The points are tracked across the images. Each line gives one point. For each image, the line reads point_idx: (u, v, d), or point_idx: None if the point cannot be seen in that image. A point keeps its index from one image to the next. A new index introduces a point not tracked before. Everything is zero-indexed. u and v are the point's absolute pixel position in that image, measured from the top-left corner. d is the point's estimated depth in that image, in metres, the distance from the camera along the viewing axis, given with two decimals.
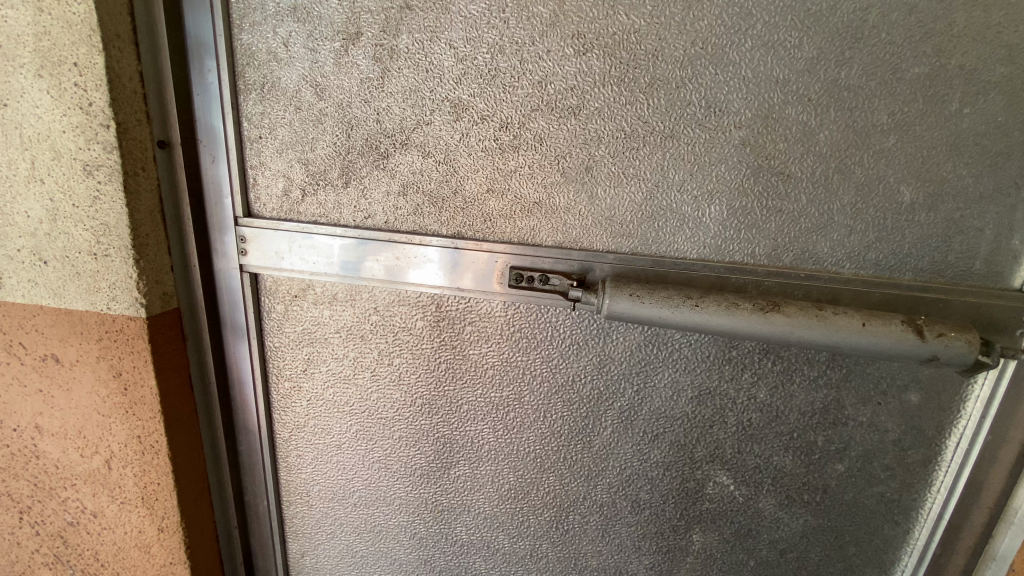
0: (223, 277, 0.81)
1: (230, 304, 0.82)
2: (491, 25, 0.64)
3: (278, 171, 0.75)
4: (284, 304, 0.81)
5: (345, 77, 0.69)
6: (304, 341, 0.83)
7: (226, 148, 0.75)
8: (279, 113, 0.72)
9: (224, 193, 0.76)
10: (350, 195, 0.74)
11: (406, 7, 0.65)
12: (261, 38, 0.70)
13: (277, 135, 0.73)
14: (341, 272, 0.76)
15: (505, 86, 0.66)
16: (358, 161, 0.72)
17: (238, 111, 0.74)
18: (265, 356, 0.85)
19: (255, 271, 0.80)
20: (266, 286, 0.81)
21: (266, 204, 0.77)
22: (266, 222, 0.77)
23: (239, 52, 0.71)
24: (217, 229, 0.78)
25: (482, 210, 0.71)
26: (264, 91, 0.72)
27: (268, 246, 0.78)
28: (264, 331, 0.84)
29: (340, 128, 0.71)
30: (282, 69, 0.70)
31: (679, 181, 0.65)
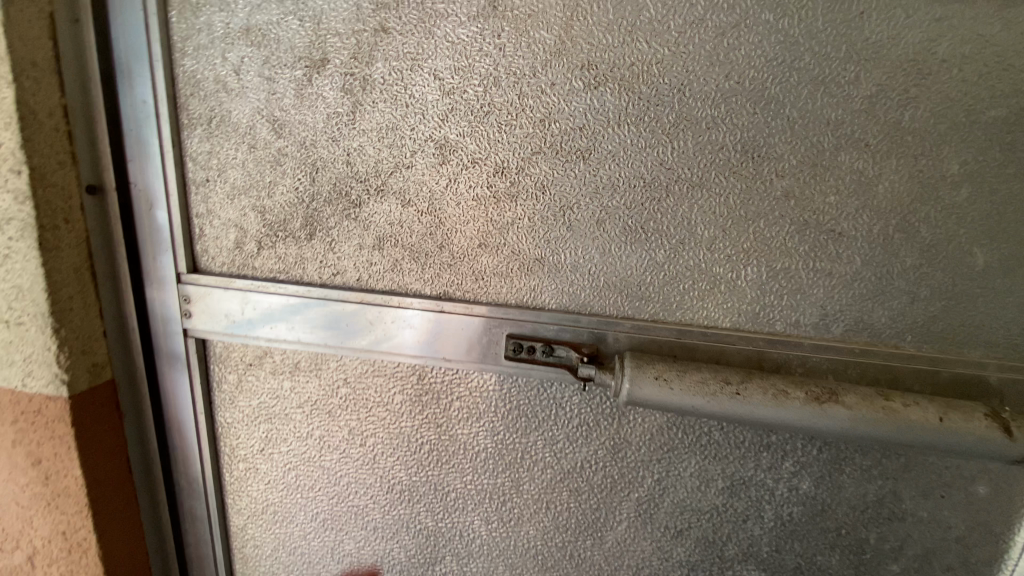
0: (164, 341, 0.68)
1: (175, 375, 0.69)
2: (483, 52, 0.53)
3: (229, 220, 0.63)
4: (238, 373, 0.68)
5: (309, 112, 0.58)
6: (262, 416, 0.70)
7: (167, 194, 0.62)
8: (230, 152, 0.60)
9: (165, 246, 0.64)
10: (315, 249, 0.62)
11: (382, 30, 0.54)
12: (207, 63, 0.58)
13: (227, 178, 0.61)
14: (304, 339, 0.64)
15: (501, 124, 0.55)
16: (325, 210, 0.61)
17: (181, 151, 0.62)
18: (216, 434, 0.72)
19: (202, 336, 0.67)
20: (216, 352, 0.68)
21: (215, 257, 0.64)
22: (217, 278, 0.64)
23: (182, 81, 0.60)
24: (158, 287, 0.66)
25: (473, 267, 0.60)
26: (212, 126, 0.60)
27: (218, 306, 0.65)
28: (215, 403, 0.71)
29: (303, 171, 0.59)
30: (233, 100, 0.59)
31: (710, 238, 0.54)
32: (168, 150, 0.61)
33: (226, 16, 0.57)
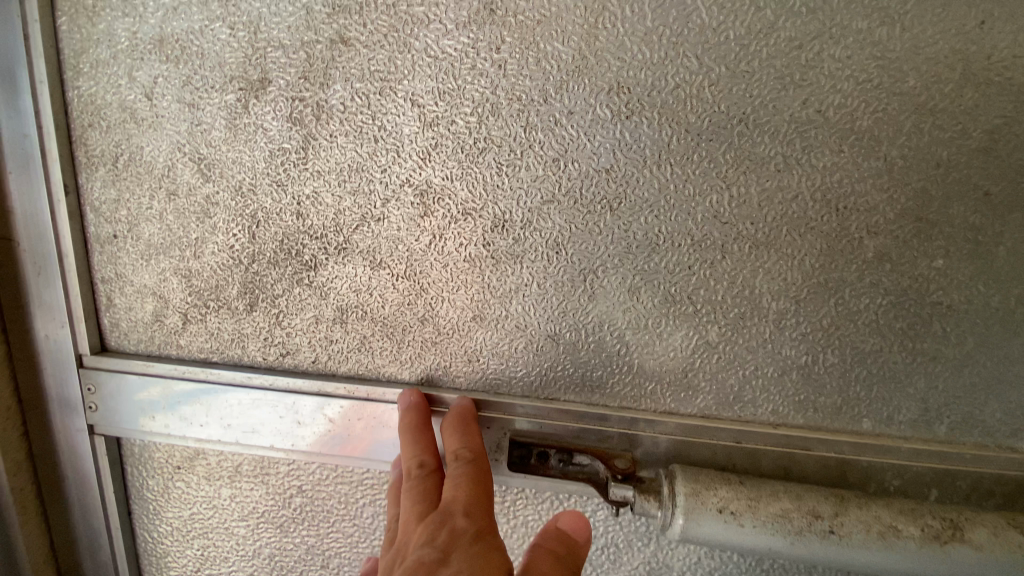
0: (62, 439, 0.52)
1: (78, 481, 0.53)
2: (477, 71, 0.40)
3: (145, 286, 0.48)
4: (163, 477, 0.53)
5: (245, 148, 0.43)
6: (196, 528, 0.55)
7: (59, 253, 0.47)
8: (143, 201, 0.46)
9: (60, 320, 0.49)
10: (258, 323, 0.48)
11: (339, 40, 0.40)
12: (110, 85, 0.44)
13: (140, 233, 0.47)
14: (243, 441, 0.49)
15: (501, 165, 0.41)
16: (269, 274, 0.46)
17: (80, 197, 0.47)
18: (138, 551, 0.56)
19: (112, 432, 0.51)
20: (135, 452, 0.53)
21: (128, 333, 0.50)
22: (129, 361, 0.49)
23: (78, 108, 0.45)
24: (51, 369, 0.50)
25: (465, 346, 0.46)
26: (118, 168, 0.46)
27: (131, 399, 0.50)
28: (130, 517, 0.55)
29: (239, 224, 0.45)
30: (146, 134, 0.44)
31: (778, 313, 0.41)
32: (60, 198, 0.46)
33: (132, 24, 0.42)
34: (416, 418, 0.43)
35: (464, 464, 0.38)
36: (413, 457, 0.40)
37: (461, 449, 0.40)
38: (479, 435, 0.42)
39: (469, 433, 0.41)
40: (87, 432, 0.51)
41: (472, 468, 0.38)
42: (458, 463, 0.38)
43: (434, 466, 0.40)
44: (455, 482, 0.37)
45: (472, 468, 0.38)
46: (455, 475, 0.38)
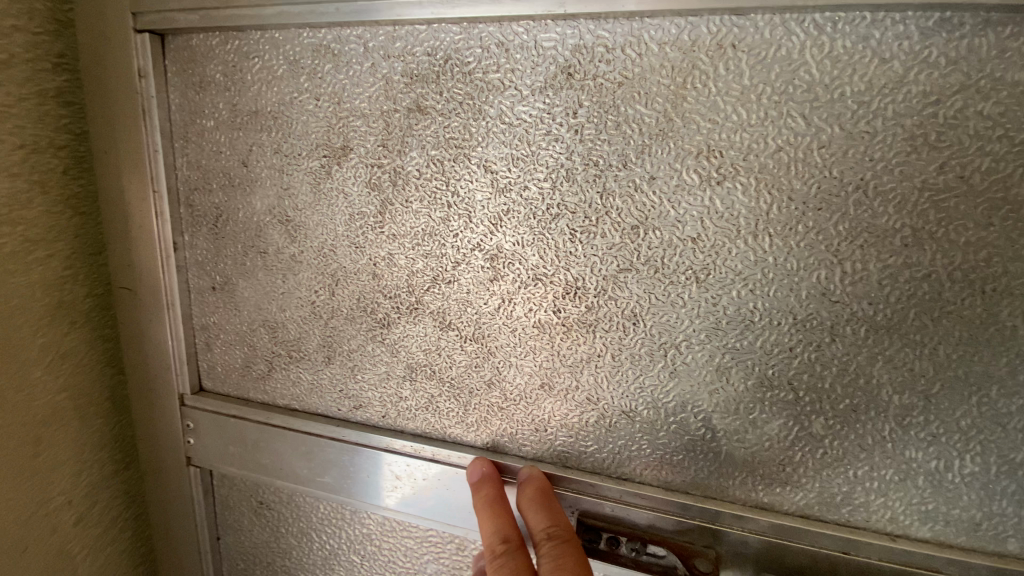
0: (164, 472, 0.56)
1: (175, 513, 0.57)
2: (553, 137, 0.38)
3: (237, 335, 0.51)
4: (247, 509, 0.56)
5: (327, 212, 0.45)
6: (272, 563, 0.57)
7: (166, 304, 0.50)
8: (237, 258, 0.49)
9: (166, 365, 0.52)
10: (334, 376, 0.49)
11: (416, 108, 0.40)
12: (211, 149, 0.47)
13: (233, 287, 0.50)
14: (319, 488, 0.51)
15: (576, 232, 0.39)
16: (345, 330, 0.47)
17: (182, 254, 0.50)
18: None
19: (204, 467, 0.55)
20: (223, 486, 0.56)
21: (222, 377, 0.53)
22: (221, 404, 0.53)
23: (183, 168, 0.48)
24: (158, 409, 0.54)
25: (534, 415, 0.43)
26: (216, 227, 0.49)
27: (222, 439, 0.53)
28: (214, 547, 0.58)
29: (319, 281, 0.47)
30: (239, 196, 0.47)
31: (900, 407, 0.35)
32: (167, 255, 0.49)
33: (229, 94, 0.45)
34: (495, 491, 0.41)
35: (556, 543, 0.36)
36: (496, 531, 0.38)
37: (551, 527, 0.38)
38: (562, 511, 0.40)
39: (555, 510, 0.39)
40: (184, 466, 0.55)
41: (566, 547, 0.36)
42: (551, 542, 0.36)
43: (519, 543, 0.38)
44: (555, 563, 0.35)
45: (568, 548, 0.36)
46: (552, 555, 0.36)
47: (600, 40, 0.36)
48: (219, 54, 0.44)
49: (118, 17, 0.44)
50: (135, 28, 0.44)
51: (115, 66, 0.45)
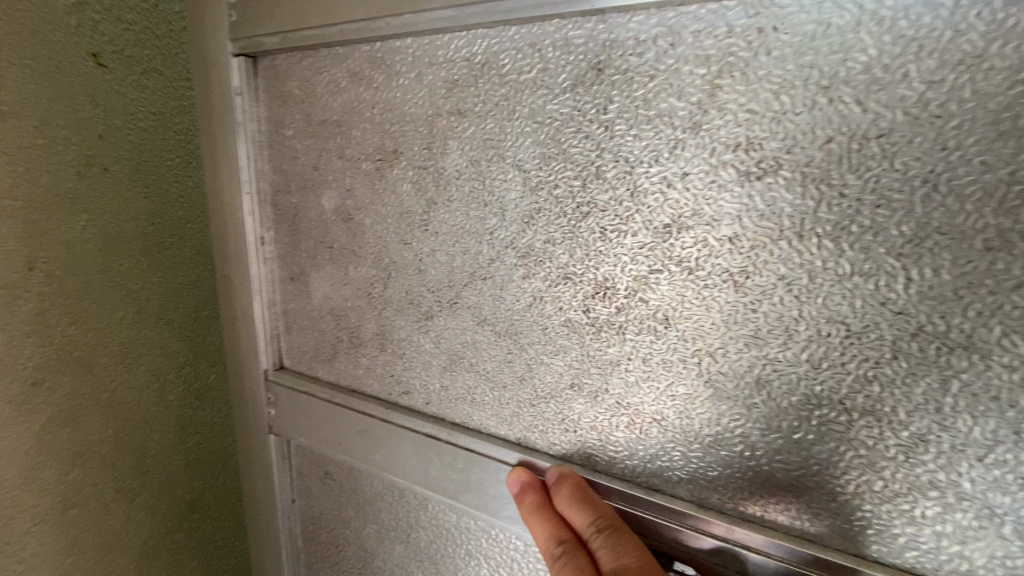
0: (251, 437, 0.64)
1: (259, 473, 0.64)
2: (584, 134, 0.38)
3: (310, 321, 0.57)
4: (315, 478, 0.62)
5: (381, 211, 0.49)
6: (335, 530, 0.63)
7: (255, 289, 0.58)
8: (310, 251, 0.55)
9: (253, 343, 0.60)
10: (386, 363, 0.53)
11: (456, 112, 0.42)
12: (290, 155, 0.53)
13: (307, 278, 0.56)
14: (373, 464, 0.55)
15: (606, 230, 0.38)
16: (395, 320, 0.51)
17: (269, 245, 0.57)
18: (294, 539, 0.66)
19: (282, 436, 0.62)
20: (298, 455, 0.63)
21: (298, 357, 0.60)
22: (294, 381, 0.59)
23: (270, 172, 0.55)
24: (247, 381, 0.62)
25: (564, 414, 0.43)
26: (294, 224, 0.55)
27: (294, 413, 0.60)
28: (289, 509, 0.65)
29: (375, 275, 0.51)
30: (312, 197, 0.53)
31: (981, 442, 0.30)
32: (256, 246, 0.56)
33: (304, 106, 0.51)
34: (538, 496, 0.41)
35: (611, 535, 0.37)
36: (550, 535, 0.39)
37: (599, 519, 0.38)
38: (600, 498, 0.40)
39: (597, 501, 0.40)
40: (265, 434, 0.63)
41: (621, 534, 0.37)
42: (606, 536, 0.37)
43: (575, 542, 0.38)
44: (618, 553, 0.36)
45: (623, 535, 0.37)
46: (612, 547, 0.36)
47: (632, 33, 0.35)
48: (297, 71, 0.50)
49: (220, 45, 0.52)
50: (233, 52, 0.51)
51: (217, 86, 0.53)
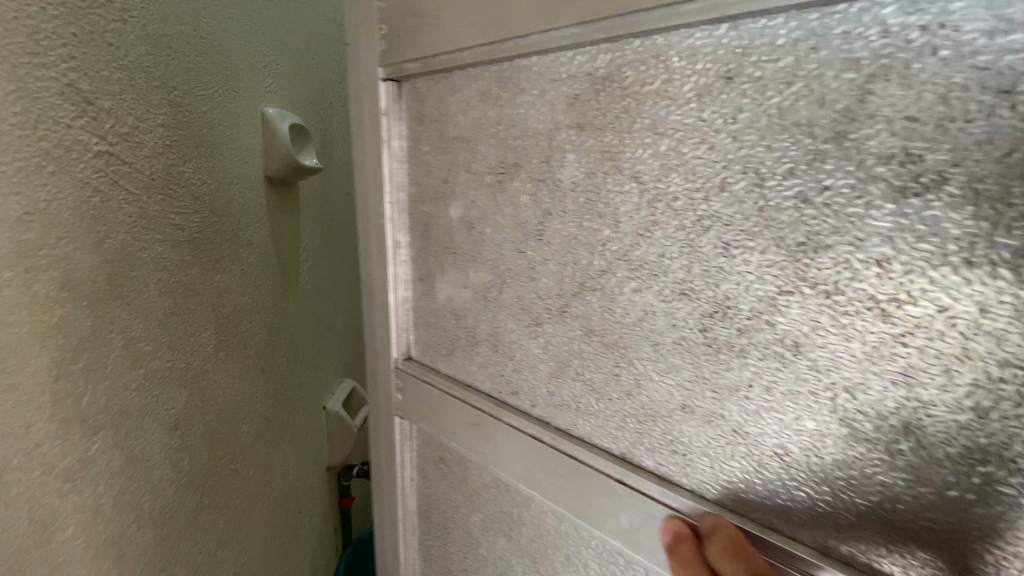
0: (381, 417, 0.72)
1: (386, 450, 0.72)
2: (709, 146, 0.36)
3: (434, 318, 0.63)
4: (431, 461, 0.68)
5: (500, 220, 0.51)
6: (445, 512, 0.68)
7: (392, 286, 0.65)
8: (437, 256, 0.60)
9: (387, 334, 0.67)
10: (498, 363, 0.56)
11: (576, 126, 0.43)
12: (426, 168, 0.59)
13: (433, 279, 0.62)
14: (482, 457, 0.58)
15: (729, 246, 0.36)
16: (508, 323, 0.53)
17: (403, 248, 0.64)
18: (412, 514, 0.73)
19: (406, 419, 0.69)
20: (417, 438, 0.69)
21: (423, 350, 0.66)
22: (420, 371, 0.65)
23: (408, 182, 0.61)
24: (381, 367, 0.70)
25: (672, 433, 0.42)
26: (426, 230, 0.61)
27: (419, 399, 0.65)
28: (407, 484, 0.72)
29: (493, 280, 0.54)
30: (442, 205, 0.58)
31: None
32: (394, 248, 0.63)
33: (439, 124, 0.56)
34: (692, 548, 0.38)
35: None
36: None
37: None
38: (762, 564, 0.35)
39: (756, 563, 0.35)
40: (392, 414, 0.70)
41: None
42: None
43: None
44: None
45: None
46: None
47: (767, 37, 0.33)
48: (433, 92, 0.55)
49: (374, 72, 0.59)
50: (382, 78, 0.58)
51: (370, 108, 0.60)
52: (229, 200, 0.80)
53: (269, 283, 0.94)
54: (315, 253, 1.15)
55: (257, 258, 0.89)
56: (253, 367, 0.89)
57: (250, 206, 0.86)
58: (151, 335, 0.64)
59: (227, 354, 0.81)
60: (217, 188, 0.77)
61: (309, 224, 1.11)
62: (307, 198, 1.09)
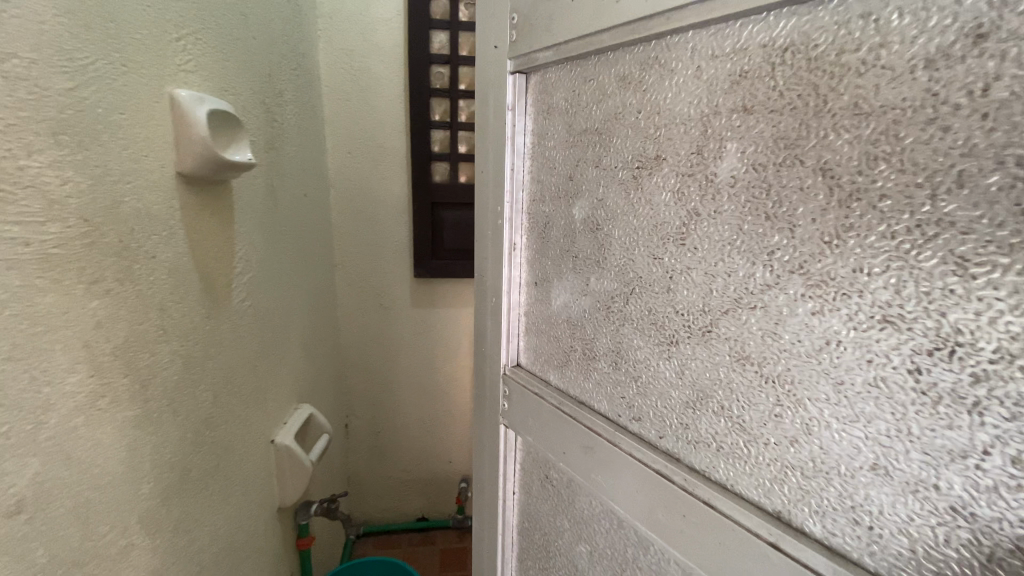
0: (488, 424, 0.69)
1: (491, 460, 0.69)
2: (939, 128, 0.27)
3: (548, 326, 0.59)
4: (535, 478, 0.64)
5: (633, 222, 0.45)
6: (548, 535, 0.63)
7: (506, 290, 0.62)
8: (556, 259, 0.55)
9: (497, 337, 0.64)
10: (618, 382, 0.50)
11: (741, 109, 0.36)
12: (549, 165, 0.54)
13: (549, 284, 0.57)
14: (591, 482, 0.52)
15: (962, 262, 0.27)
16: (635, 339, 0.47)
17: (519, 250, 0.60)
18: (516, 529, 0.69)
19: (511, 429, 0.65)
20: (522, 451, 0.65)
21: (534, 359, 0.62)
22: (530, 382, 0.60)
23: (528, 179, 0.58)
24: (490, 373, 0.67)
25: (853, 498, 0.32)
26: (544, 233, 0.57)
27: (526, 412, 0.61)
28: (508, 498, 0.68)
29: (618, 288, 0.48)
30: (564, 204, 0.53)
31: None
32: (512, 250, 0.60)
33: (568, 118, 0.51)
34: None
35: None
36: None
37: None
38: None
39: None
40: (497, 420, 0.67)
41: None
42: None
43: None
44: None
45: None
46: None
47: None
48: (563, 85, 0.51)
49: (502, 64, 0.57)
50: (511, 70, 0.56)
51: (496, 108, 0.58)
52: (114, 201, 0.57)
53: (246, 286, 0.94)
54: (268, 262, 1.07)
55: (160, 277, 0.65)
56: (162, 415, 0.67)
57: (148, 205, 0.63)
58: (170, 308, 0.68)
59: (116, 407, 0.58)
60: (138, 186, 0.61)
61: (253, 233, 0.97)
62: (240, 198, 0.90)
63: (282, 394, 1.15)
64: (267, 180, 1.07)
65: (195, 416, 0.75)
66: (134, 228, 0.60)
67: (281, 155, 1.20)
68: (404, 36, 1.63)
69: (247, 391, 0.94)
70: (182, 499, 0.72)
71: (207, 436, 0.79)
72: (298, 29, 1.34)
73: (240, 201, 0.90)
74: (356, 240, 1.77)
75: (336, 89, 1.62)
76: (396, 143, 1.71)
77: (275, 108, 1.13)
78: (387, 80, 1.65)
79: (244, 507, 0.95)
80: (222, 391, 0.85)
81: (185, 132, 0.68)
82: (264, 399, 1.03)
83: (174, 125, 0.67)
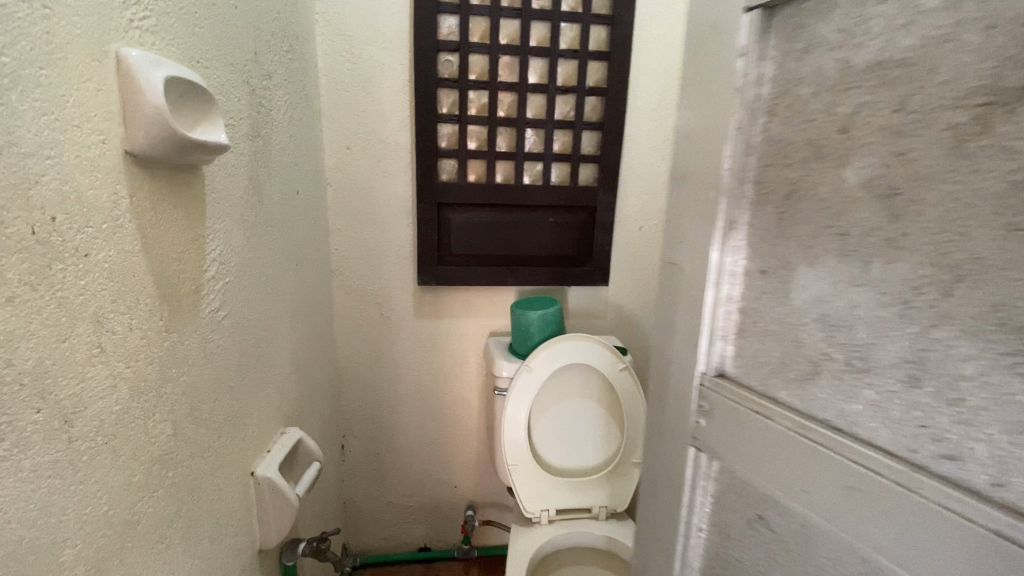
0: (689, 428, 0.77)
1: (700, 468, 0.77)
2: None
3: (781, 327, 0.67)
4: (721, 502, 0.75)
5: (946, 187, 0.50)
6: (739, 559, 0.74)
7: (711, 279, 0.72)
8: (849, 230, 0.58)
9: (701, 337, 0.74)
10: (935, 401, 0.51)
11: None
12: (800, 114, 0.62)
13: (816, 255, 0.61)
14: (853, 511, 0.55)
15: None
16: (966, 347, 0.49)
17: (733, 243, 0.70)
18: (711, 525, 0.78)
19: (733, 439, 0.70)
20: (738, 466, 0.69)
21: (757, 355, 0.70)
22: (734, 396, 0.70)
23: (752, 174, 0.68)
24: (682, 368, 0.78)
25: None
26: (785, 200, 0.64)
27: (723, 432, 0.71)
28: (694, 534, 0.80)
29: (938, 268, 0.51)
30: (836, 168, 0.59)
31: None
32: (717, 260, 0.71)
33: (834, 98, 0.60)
34: None
35: None
36: None
37: None
38: None
39: None
40: (687, 444, 0.78)
41: None
42: None
43: None
44: None
45: None
46: None
47: None
48: (843, 16, 0.58)
49: (735, 7, 0.65)
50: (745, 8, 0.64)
51: (725, 51, 0.66)
52: (26, 186, 0.60)
53: (188, 286, 0.95)
54: (231, 257, 1.14)
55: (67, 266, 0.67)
56: (87, 393, 0.70)
57: (77, 191, 0.69)
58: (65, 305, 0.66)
59: (22, 448, 0.59)
60: (31, 167, 0.61)
61: (192, 227, 0.97)
62: (212, 183, 1.05)
63: (246, 381, 1.22)
64: (245, 179, 1.22)
65: (135, 381, 0.81)
66: (56, 214, 0.65)
67: (268, 151, 1.36)
68: (409, 31, 1.84)
69: (217, 359, 1.07)
70: (100, 472, 0.74)
71: (133, 409, 0.80)
72: (282, 36, 1.47)
73: (213, 193, 1.05)
74: (359, 228, 1.99)
75: (332, 92, 1.86)
76: (399, 138, 1.93)
77: (261, 106, 1.30)
78: (385, 66, 1.86)
79: (189, 488, 0.97)
80: (161, 370, 0.87)
81: (133, 91, 0.77)
82: (236, 361, 1.16)
83: (121, 83, 0.77)
